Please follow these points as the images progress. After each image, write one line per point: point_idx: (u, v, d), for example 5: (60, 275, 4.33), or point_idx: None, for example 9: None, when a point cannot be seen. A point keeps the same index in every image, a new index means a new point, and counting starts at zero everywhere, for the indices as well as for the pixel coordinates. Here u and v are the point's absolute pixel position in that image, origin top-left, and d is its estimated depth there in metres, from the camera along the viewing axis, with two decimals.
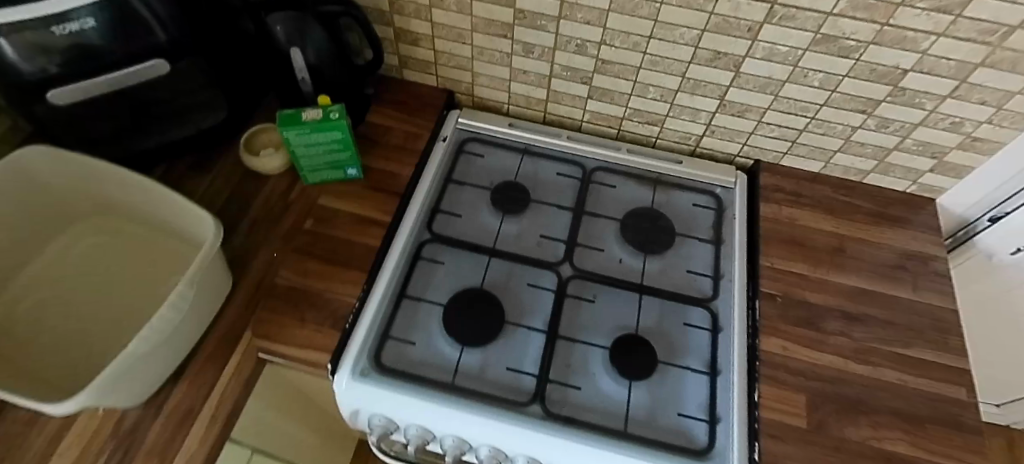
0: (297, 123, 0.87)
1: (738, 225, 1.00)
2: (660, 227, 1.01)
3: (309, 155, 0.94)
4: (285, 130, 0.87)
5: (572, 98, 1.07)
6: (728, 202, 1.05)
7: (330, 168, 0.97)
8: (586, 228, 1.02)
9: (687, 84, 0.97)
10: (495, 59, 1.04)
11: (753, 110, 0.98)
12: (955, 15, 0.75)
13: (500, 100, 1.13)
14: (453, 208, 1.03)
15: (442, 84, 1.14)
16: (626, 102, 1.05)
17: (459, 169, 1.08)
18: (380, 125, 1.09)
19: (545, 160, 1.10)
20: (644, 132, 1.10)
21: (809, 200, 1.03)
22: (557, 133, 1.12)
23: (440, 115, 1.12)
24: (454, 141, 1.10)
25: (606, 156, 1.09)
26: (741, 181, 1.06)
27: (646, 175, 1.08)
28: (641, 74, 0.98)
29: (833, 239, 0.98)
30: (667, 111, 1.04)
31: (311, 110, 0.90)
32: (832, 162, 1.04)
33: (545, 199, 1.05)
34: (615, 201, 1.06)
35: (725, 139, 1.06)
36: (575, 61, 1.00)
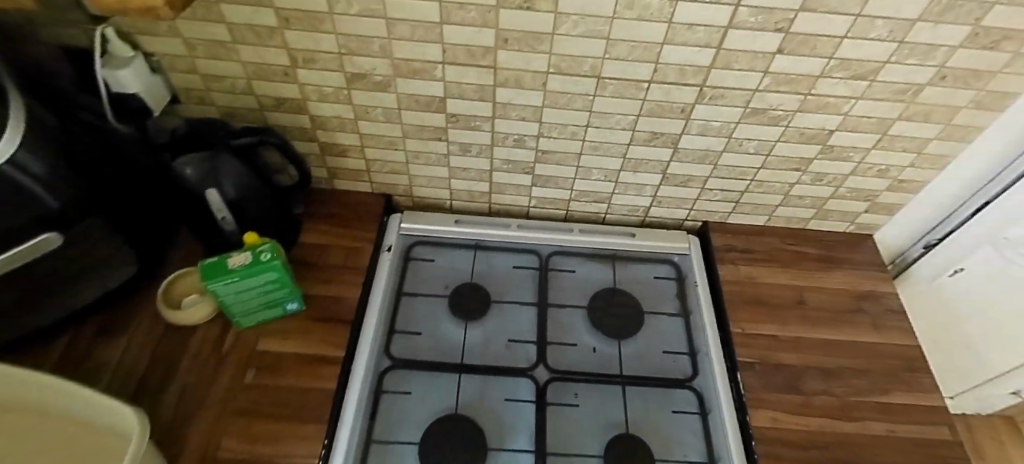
0: (224, 272, 0.78)
1: (700, 291, 0.99)
2: (628, 307, 0.99)
3: (241, 302, 0.83)
4: (210, 282, 0.77)
5: (516, 188, 1.05)
6: (687, 269, 1.05)
7: (266, 307, 0.87)
8: (554, 322, 0.98)
9: (629, 164, 0.97)
10: (432, 161, 1.00)
11: (696, 179, 0.99)
12: (870, 81, 0.79)
13: (443, 197, 1.08)
14: (410, 326, 0.95)
15: (377, 190, 1.08)
16: (571, 185, 1.03)
17: (410, 280, 1.01)
18: (316, 244, 1.01)
19: (499, 254, 1.06)
20: (593, 210, 1.09)
21: (762, 255, 1.05)
22: (506, 223, 1.08)
23: (381, 223, 1.06)
24: (400, 249, 1.04)
25: (559, 241, 1.07)
26: (695, 246, 1.06)
27: (602, 254, 1.07)
28: (583, 160, 0.97)
29: (792, 292, 0.99)
30: (613, 189, 1.03)
31: (238, 254, 0.80)
32: (774, 215, 1.07)
33: (505, 297, 1.01)
34: (576, 287, 1.03)
35: (671, 207, 1.07)
36: (514, 155, 0.97)
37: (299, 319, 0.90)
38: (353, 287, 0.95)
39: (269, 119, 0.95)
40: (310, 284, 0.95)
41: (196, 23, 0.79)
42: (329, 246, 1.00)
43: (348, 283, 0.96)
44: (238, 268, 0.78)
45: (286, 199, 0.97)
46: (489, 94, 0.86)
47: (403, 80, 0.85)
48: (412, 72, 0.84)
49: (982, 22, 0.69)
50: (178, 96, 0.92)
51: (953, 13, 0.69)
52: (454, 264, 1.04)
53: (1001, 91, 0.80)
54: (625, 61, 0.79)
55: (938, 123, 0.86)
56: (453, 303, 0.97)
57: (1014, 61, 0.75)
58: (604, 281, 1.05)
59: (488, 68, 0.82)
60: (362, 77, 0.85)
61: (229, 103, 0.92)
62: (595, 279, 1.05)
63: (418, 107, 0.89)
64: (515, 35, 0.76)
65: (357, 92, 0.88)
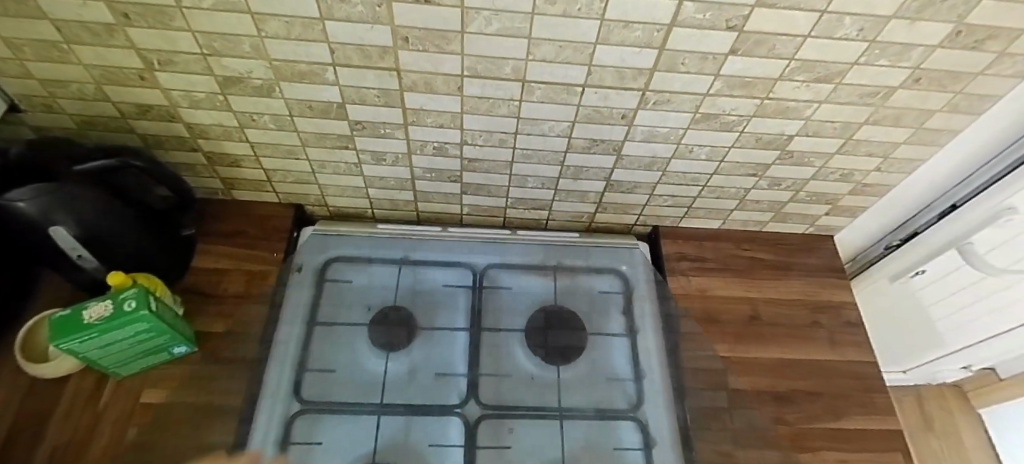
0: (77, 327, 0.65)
1: (648, 307, 0.91)
2: (569, 327, 0.89)
3: (112, 354, 0.71)
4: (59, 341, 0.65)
5: (444, 196, 0.93)
6: (635, 281, 0.94)
7: (148, 354, 0.75)
8: (490, 347, 0.87)
9: (568, 171, 0.86)
10: (342, 170, 0.87)
11: (643, 187, 0.89)
12: (835, 83, 0.68)
13: (363, 206, 0.96)
14: (324, 360, 0.83)
15: (287, 200, 0.95)
16: (506, 191, 0.91)
17: (325, 303, 0.88)
18: (215, 270, 0.88)
19: (428, 269, 0.94)
20: (534, 217, 0.99)
21: (716, 263, 0.97)
22: (439, 230, 0.99)
23: (292, 240, 0.93)
24: (313, 267, 0.91)
25: (496, 253, 0.97)
26: (640, 253, 0.97)
27: (543, 266, 0.97)
28: (515, 167, 0.85)
29: (746, 306, 0.92)
30: (553, 196, 0.92)
31: (96, 303, 0.68)
32: (730, 219, 0.98)
33: (434, 321, 0.89)
34: (515, 305, 0.92)
35: (617, 213, 0.97)
36: (436, 163, 0.85)
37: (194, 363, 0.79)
38: (258, 321, 0.84)
39: (136, 128, 0.80)
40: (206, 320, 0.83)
41: (7, 19, 0.62)
42: (230, 272, 0.88)
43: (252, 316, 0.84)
44: (97, 321, 0.66)
45: (169, 223, 0.82)
46: (393, 99, 0.73)
47: (287, 84, 0.70)
48: (297, 76, 0.69)
49: (967, 19, 0.58)
50: (17, 104, 0.76)
51: (933, 9, 0.57)
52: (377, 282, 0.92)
53: (979, 93, 0.71)
54: (551, 63, 0.66)
55: (908, 127, 0.76)
56: (374, 331, 0.86)
57: (996, 62, 0.65)
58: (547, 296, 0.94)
59: (388, 72, 0.68)
60: (237, 81, 0.70)
61: (82, 111, 0.76)
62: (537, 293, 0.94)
63: (314, 114, 0.75)
64: (414, 33, 0.62)
65: (236, 98, 0.73)
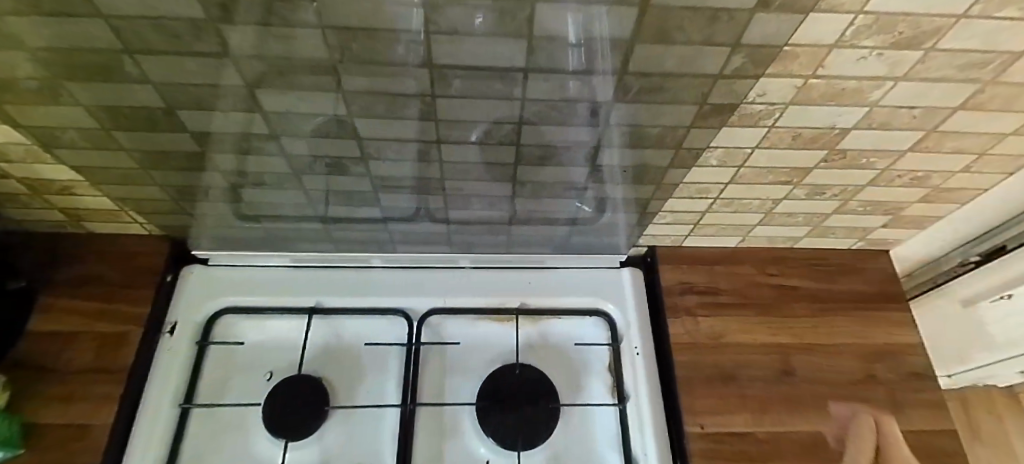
0: None
1: (642, 363, 0.67)
2: (535, 395, 0.67)
3: None
4: None
5: (363, 221, 0.70)
6: (624, 327, 0.70)
7: None
8: (426, 429, 0.66)
9: (522, 189, 0.63)
10: (219, 196, 0.65)
11: (631, 203, 0.65)
12: (924, 50, 0.43)
13: (261, 237, 0.72)
14: (203, 457, 0.63)
15: (157, 232, 0.72)
16: (445, 209, 0.67)
17: (208, 376, 0.67)
18: (59, 334, 0.66)
19: (349, 320, 0.72)
20: (491, 242, 0.74)
21: (734, 296, 0.72)
22: (365, 259, 0.75)
23: (166, 286, 0.70)
24: (197, 324, 0.69)
25: (441, 294, 0.73)
26: (630, 286, 0.73)
27: (503, 308, 0.72)
28: (448, 184, 0.62)
29: (776, 358, 0.68)
30: (510, 218, 0.69)
31: None
32: (751, 235, 0.73)
33: (356, 395, 0.68)
34: (463, 367, 0.71)
35: (599, 234, 0.72)
36: (337, 181, 0.62)
37: None
38: (111, 405, 0.62)
39: None
40: (40, 408, 0.61)
41: None
42: (79, 336, 0.66)
43: (103, 398, 0.62)
44: None
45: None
46: (247, 102, 0.49)
47: (77, 84, 0.46)
48: (87, 74, 0.44)
49: None
50: None
51: None
52: (283, 340, 0.71)
53: None
54: (471, 35, 0.39)
55: None
56: (269, 412, 0.64)
57: None
58: (508, 351, 0.72)
59: (215, 57, 0.43)
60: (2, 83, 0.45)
61: None
62: (494, 346, 0.73)
63: (143, 126, 0.52)
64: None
65: (15, 107, 0.48)
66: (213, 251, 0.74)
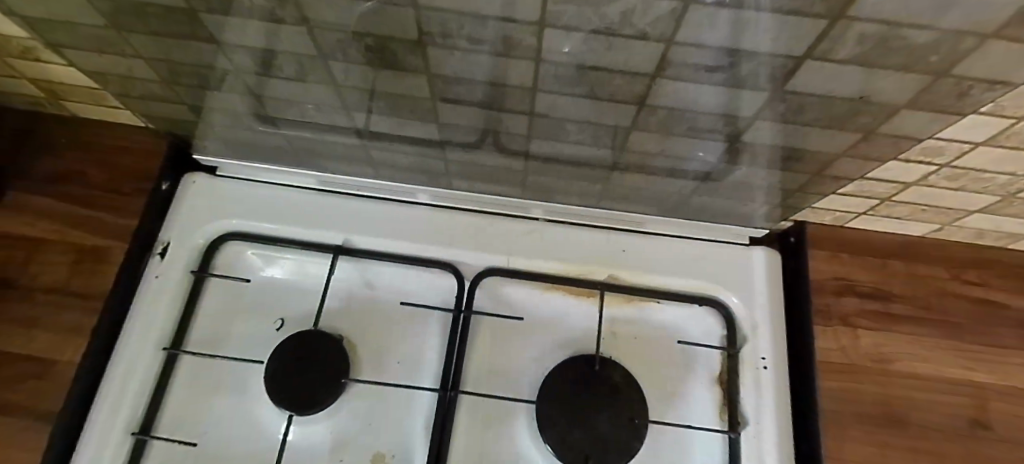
0: None
1: (770, 381, 0.50)
2: (615, 405, 0.50)
3: None
4: None
5: (412, 141, 0.51)
6: (748, 329, 0.52)
7: None
8: (468, 422, 0.52)
9: (648, 116, 0.40)
10: (222, 82, 0.46)
11: (805, 159, 0.43)
12: None
13: (280, 147, 0.55)
14: (190, 419, 0.51)
15: (155, 125, 0.56)
16: (528, 132, 0.46)
17: (203, 316, 0.54)
18: (28, 242, 0.53)
19: (385, 267, 0.56)
20: (578, 191, 0.54)
21: (910, 306, 0.51)
22: (411, 193, 0.58)
23: (160, 197, 0.55)
24: (194, 251, 0.54)
25: (504, 251, 0.55)
26: (761, 271, 0.53)
27: (585, 280, 0.54)
28: (542, 99, 0.41)
29: (964, 403, 0.48)
30: (616, 160, 0.48)
31: None
32: (955, 224, 0.51)
33: (385, 366, 0.54)
34: (522, 348, 0.54)
35: (733, 197, 0.51)
36: (378, 77, 0.41)
37: None
38: (78, 338, 0.49)
39: None
40: None
41: None
42: (50, 246, 0.52)
43: (71, 328, 0.50)
44: None
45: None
46: None
47: None
48: None
49: None
50: None
51: None
52: (299, 282, 0.56)
53: None
54: None
55: None
56: (273, 372, 0.50)
57: None
58: (584, 337, 0.55)
59: None
60: None
61: None
62: (566, 328, 0.55)
63: None
64: None
65: None
66: (222, 158, 0.58)
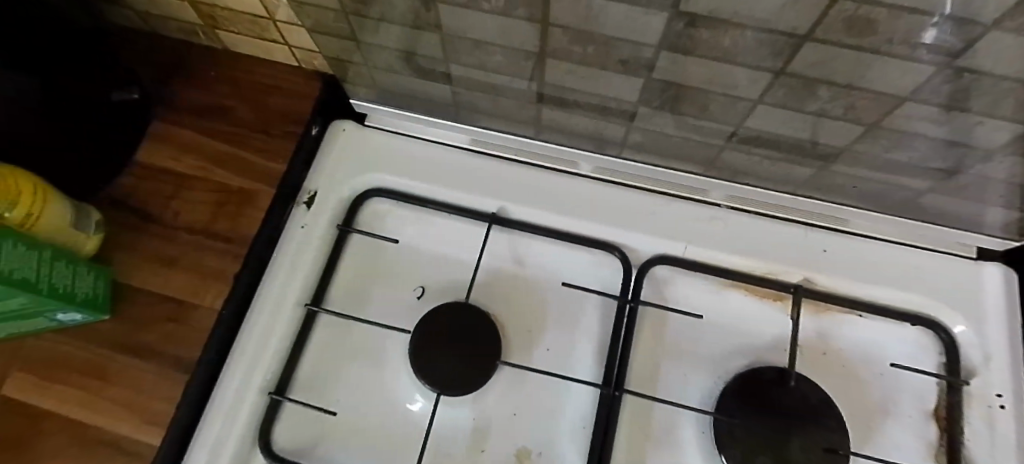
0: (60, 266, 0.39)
1: (1008, 424, 0.41)
2: (810, 429, 0.42)
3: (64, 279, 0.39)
4: (64, 269, 0.39)
5: (598, 102, 0.45)
6: (978, 359, 0.44)
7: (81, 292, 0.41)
8: (630, 428, 0.45)
9: (942, 82, 0.32)
10: (404, 16, 0.41)
11: None
12: None
13: (440, 99, 0.50)
14: (325, 385, 0.47)
15: (309, 64, 0.52)
16: (758, 96, 0.39)
17: (343, 275, 0.49)
18: (174, 176, 0.49)
19: (541, 242, 0.50)
20: (777, 176, 0.47)
21: None
22: (573, 161, 0.52)
23: (310, 142, 0.52)
24: (340, 203, 0.50)
25: (681, 237, 0.48)
26: (994, 291, 0.45)
27: (776, 281, 0.47)
28: (805, 53, 0.34)
29: None
30: (854, 139, 0.40)
31: (45, 225, 0.39)
32: None
33: (536, 352, 0.48)
34: (693, 351, 0.48)
35: (975, 199, 0.43)
36: (604, 13, 0.34)
37: (99, 343, 0.44)
38: (220, 283, 0.45)
39: None
40: (136, 268, 0.46)
41: None
42: (194, 183, 0.49)
43: (212, 272, 0.46)
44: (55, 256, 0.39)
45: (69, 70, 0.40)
46: None
47: None
48: None
49: None
50: None
51: None
52: (444, 248, 0.51)
53: None
54: None
55: None
56: (419, 345, 0.45)
57: None
58: (764, 344, 0.47)
59: None
60: None
61: None
62: (745, 333, 0.48)
63: None
64: None
65: None
66: (374, 105, 0.54)
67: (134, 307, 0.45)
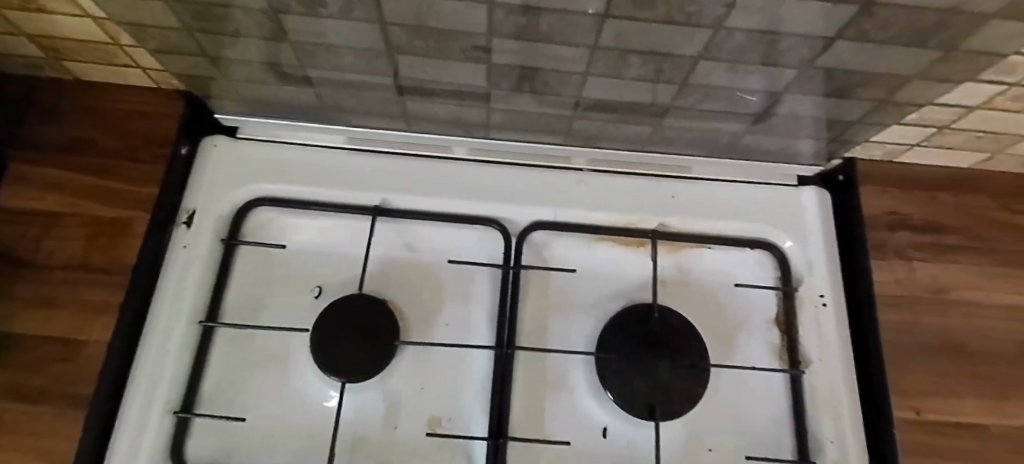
0: None
1: (832, 319, 0.49)
2: (676, 352, 0.49)
3: None
4: None
5: (454, 90, 0.48)
6: (803, 269, 0.51)
7: None
8: (525, 380, 0.51)
9: (722, 40, 0.38)
10: (247, 28, 0.42)
11: (873, 83, 0.41)
12: None
13: (307, 104, 0.52)
14: (234, 394, 0.48)
15: (169, 84, 0.52)
16: (585, 68, 0.43)
17: (236, 287, 0.51)
18: (40, 217, 0.48)
19: (425, 226, 0.53)
20: (625, 137, 0.52)
21: (965, 238, 0.51)
22: (446, 146, 0.56)
23: (181, 163, 0.52)
24: (221, 218, 0.51)
25: (551, 203, 0.53)
26: (811, 210, 0.53)
27: (636, 230, 0.52)
28: (611, 27, 0.38)
29: (1020, 328, 0.48)
30: (673, 97, 0.46)
31: None
32: (1007, 153, 0.50)
33: (434, 328, 0.52)
34: (575, 303, 0.53)
35: (783, 135, 0.50)
36: (432, 7, 0.37)
37: None
38: (106, 316, 0.46)
39: None
40: (11, 315, 0.45)
41: None
42: (61, 221, 0.48)
43: (96, 306, 0.46)
44: None
45: None
46: None
47: None
48: None
49: None
50: None
51: None
52: (334, 246, 0.53)
53: None
54: None
55: None
56: (318, 341, 0.48)
57: None
58: (635, 287, 0.54)
59: None
60: None
61: None
62: (618, 279, 0.54)
63: None
64: None
65: None
66: (243, 117, 0.55)
67: (15, 355, 0.44)
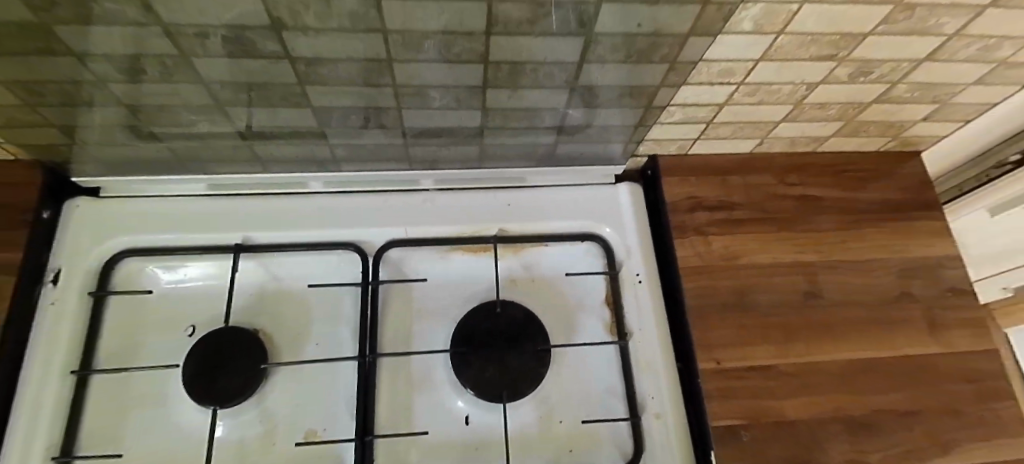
0: None
1: (646, 293, 0.57)
2: (519, 339, 0.55)
3: None
4: None
5: (294, 132, 0.54)
6: (622, 254, 0.59)
7: None
8: (390, 382, 0.56)
9: (495, 72, 0.46)
10: (82, 98, 0.46)
11: (633, 93, 0.50)
12: None
13: (163, 159, 0.57)
14: (114, 435, 0.51)
15: (25, 156, 0.56)
16: (396, 103, 0.50)
17: (109, 334, 0.55)
18: None
19: (287, 257, 0.59)
20: (456, 156, 0.60)
21: (750, 210, 0.61)
22: (303, 182, 0.61)
23: (46, 226, 0.56)
24: (88, 272, 0.55)
25: (401, 222, 0.59)
26: (624, 202, 0.62)
27: (477, 237, 0.59)
28: (401, 70, 0.45)
29: (797, 279, 0.58)
30: (482, 120, 0.54)
31: None
32: (770, 136, 0.60)
33: (303, 349, 0.56)
34: (434, 308, 0.59)
35: (588, 142, 0.59)
36: (240, 66, 0.43)
37: None
38: None
39: None
40: None
41: None
42: None
43: None
44: None
45: None
46: None
47: None
48: None
49: None
50: None
51: None
52: (204, 285, 0.58)
53: None
54: None
55: None
56: (189, 374, 0.52)
57: None
58: (485, 287, 0.61)
59: None
60: None
61: None
62: (470, 282, 0.61)
63: None
64: None
65: None
66: (103, 178, 0.59)
67: None
